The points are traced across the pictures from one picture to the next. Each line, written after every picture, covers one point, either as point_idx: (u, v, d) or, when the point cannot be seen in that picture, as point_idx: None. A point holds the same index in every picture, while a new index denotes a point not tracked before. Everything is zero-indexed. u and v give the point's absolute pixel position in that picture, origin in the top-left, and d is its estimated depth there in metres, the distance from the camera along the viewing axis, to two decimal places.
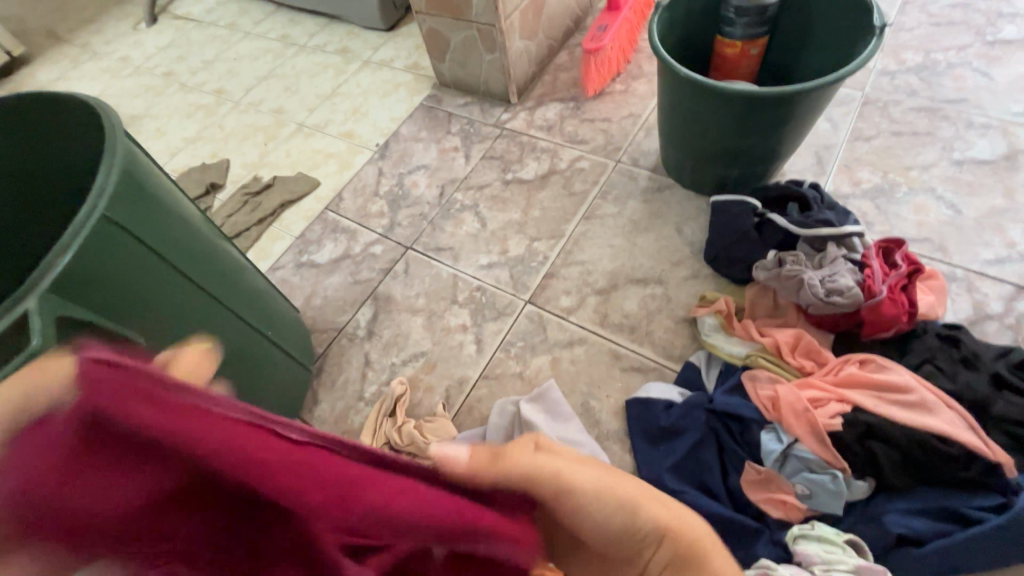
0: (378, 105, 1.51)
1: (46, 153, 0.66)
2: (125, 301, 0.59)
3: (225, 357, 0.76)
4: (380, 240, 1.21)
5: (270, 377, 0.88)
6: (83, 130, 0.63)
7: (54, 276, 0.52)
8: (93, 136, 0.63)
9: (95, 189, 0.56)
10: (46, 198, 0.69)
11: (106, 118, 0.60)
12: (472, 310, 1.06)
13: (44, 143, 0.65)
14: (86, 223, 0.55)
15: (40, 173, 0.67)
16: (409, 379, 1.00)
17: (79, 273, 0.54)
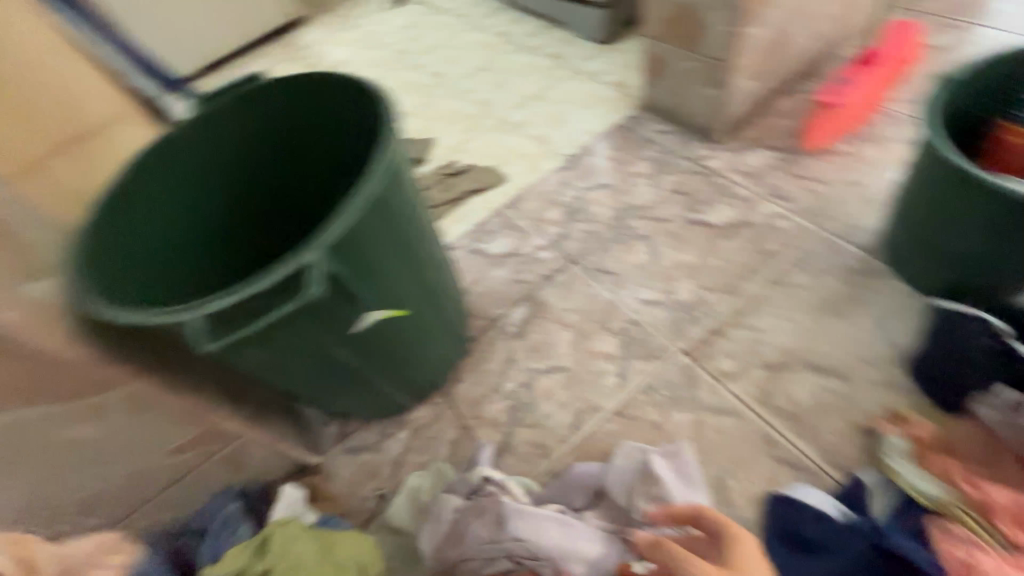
0: (577, 115, 1.55)
1: (325, 119, 0.80)
2: (366, 268, 0.67)
3: (405, 326, 0.84)
4: (549, 247, 1.25)
5: (428, 351, 0.96)
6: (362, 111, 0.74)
7: (333, 239, 0.60)
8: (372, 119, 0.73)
9: (372, 168, 0.64)
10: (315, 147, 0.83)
11: (387, 104, 0.69)
12: (623, 341, 1.05)
13: (324, 112, 0.79)
14: (360, 197, 0.62)
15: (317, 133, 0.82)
16: (545, 389, 1.03)
17: (347, 238, 0.62)
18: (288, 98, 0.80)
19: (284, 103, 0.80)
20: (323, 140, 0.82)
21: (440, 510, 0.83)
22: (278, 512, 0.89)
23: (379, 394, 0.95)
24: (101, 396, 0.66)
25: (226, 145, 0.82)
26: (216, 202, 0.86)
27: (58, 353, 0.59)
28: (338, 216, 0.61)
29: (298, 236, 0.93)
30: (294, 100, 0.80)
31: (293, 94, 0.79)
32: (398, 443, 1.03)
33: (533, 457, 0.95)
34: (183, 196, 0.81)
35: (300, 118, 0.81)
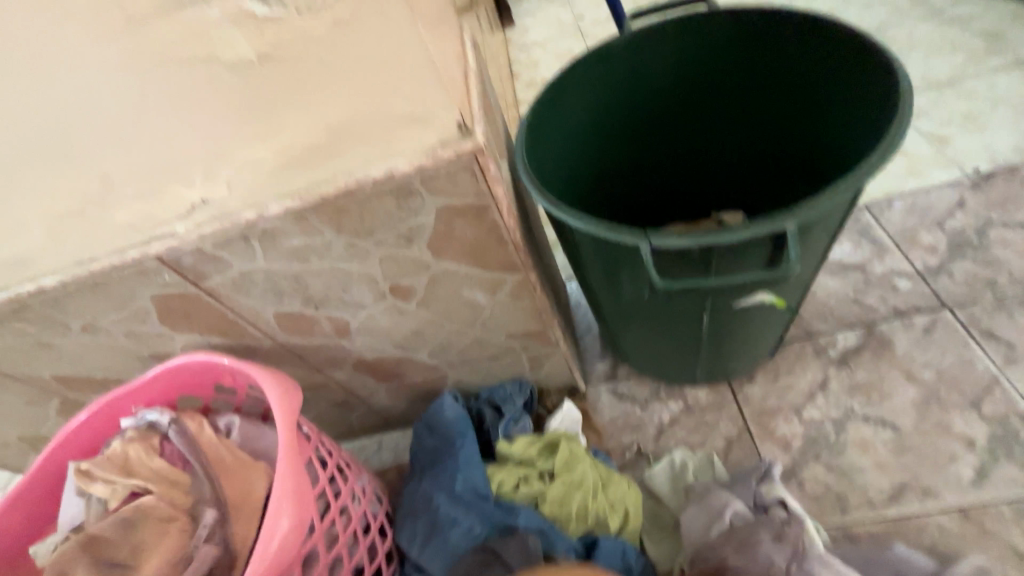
0: (1007, 122, 1.17)
1: (784, 64, 0.73)
2: (806, 248, 0.60)
3: (765, 315, 0.76)
4: (912, 277, 1.01)
5: (755, 346, 0.87)
6: (854, 65, 0.64)
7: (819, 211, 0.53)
8: (868, 77, 0.63)
9: (884, 144, 0.54)
10: (752, 90, 0.78)
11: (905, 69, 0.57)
12: (994, 433, 0.82)
13: (786, 58, 0.72)
14: (863, 175, 0.53)
15: (765, 76, 0.76)
16: (862, 438, 0.87)
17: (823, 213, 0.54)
18: (746, 35, 0.73)
19: (737, 40, 0.74)
20: (769, 85, 0.76)
21: (720, 506, 0.79)
22: (555, 423, 0.96)
23: (684, 364, 0.92)
24: (509, 275, 0.73)
25: (660, 70, 0.78)
26: (623, 131, 0.82)
27: (510, 230, 0.66)
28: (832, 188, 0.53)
29: (669, 179, 0.89)
30: (753, 40, 0.73)
31: (758, 30, 0.72)
32: (667, 411, 1.00)
33: (825, 501, 0.83)
34: (603, 117, 0.79)
35: (749, 57, 0.75)
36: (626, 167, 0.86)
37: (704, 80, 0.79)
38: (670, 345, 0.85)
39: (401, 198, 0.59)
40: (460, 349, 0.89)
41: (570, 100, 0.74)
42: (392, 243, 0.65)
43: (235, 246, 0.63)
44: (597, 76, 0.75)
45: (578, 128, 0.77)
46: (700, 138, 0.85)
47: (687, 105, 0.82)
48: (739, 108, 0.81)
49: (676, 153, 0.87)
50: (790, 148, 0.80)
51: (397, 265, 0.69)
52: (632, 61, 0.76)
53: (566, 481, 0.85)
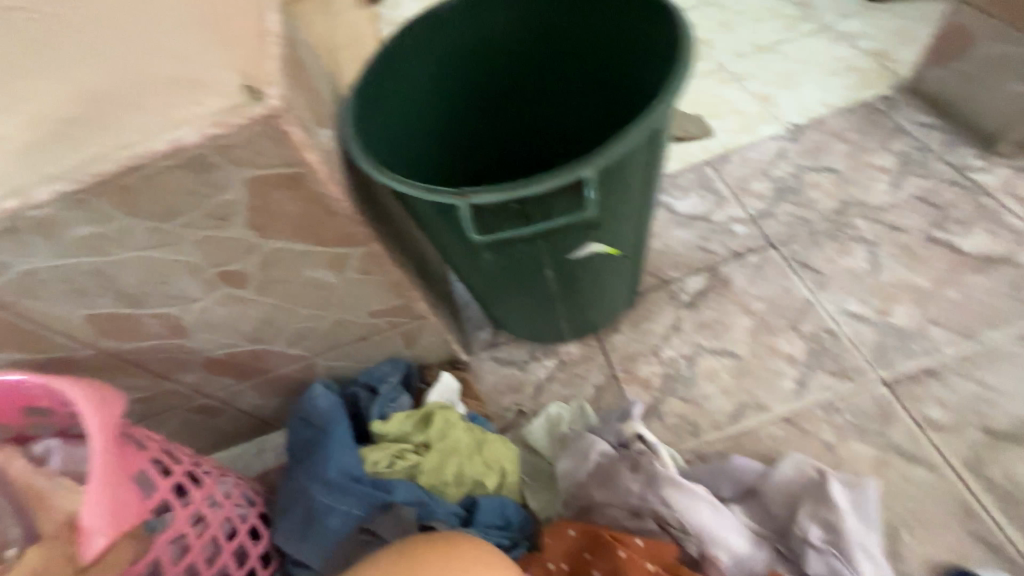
0: (816, 80, 1.32)
1: (596, 30, 0.76)
2: (616, 195, 0.64)
3: (607, 266, 0.81)
4: (745, 222, 1.13)
5: (609, 297, 0.93)
6: (656, 27, 0.67)
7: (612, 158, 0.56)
8: (666, 37, 0.65)
9: (664, 93, 0.58)
10: (575, 57, 0.80)
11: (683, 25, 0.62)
12: (811, 349, 0.95)
13: (597, 24, 0.75)
14: (646, 122, 0.57)
15: (583, 42, 0.78)
16: (709, 368, 0.97)
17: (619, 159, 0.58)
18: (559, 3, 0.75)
19: (552, 7, 0.76)
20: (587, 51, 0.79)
21: (589, 447, 0.83)
22: (433, 396, 0.94)
23: (550, 324, 0.96)
24: (348, 249, 0.71)
25: (493, 38, 0.79)
26: (459, 103, 0.82)
27: (335, 198, 0.63)
28: (624, 134, 0.57)
29: (516, 149, 0.91)
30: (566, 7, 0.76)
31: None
32: (544, 369, 1.04)
33: (680, 429, 0.92)
34: (434, 89, 0.79)
35: (566, 24, 0.77)
36: (476, 134, 0.87)
37: (538, 47, 0.80)
38: (530, 307, 0.89)
39: (198, 173, 0.54)
40: (321, 333, 0.86)
41: (399, 68, 0.73)
42: (205, 224, 0.60)
43: (6, 242, 0.55)
44: (427, 44, 0.75)
45: (409, 99, 0.76)
46: (538, 107, 0.87)
47: (525, 74, 0.83)
48: (566, 75, 0.83)
49: (525, 121, 0.88)
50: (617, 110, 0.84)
51: (219, 249, 0.64)
52: (461, 29, 0.76)
53: (440, 449, 0.85)
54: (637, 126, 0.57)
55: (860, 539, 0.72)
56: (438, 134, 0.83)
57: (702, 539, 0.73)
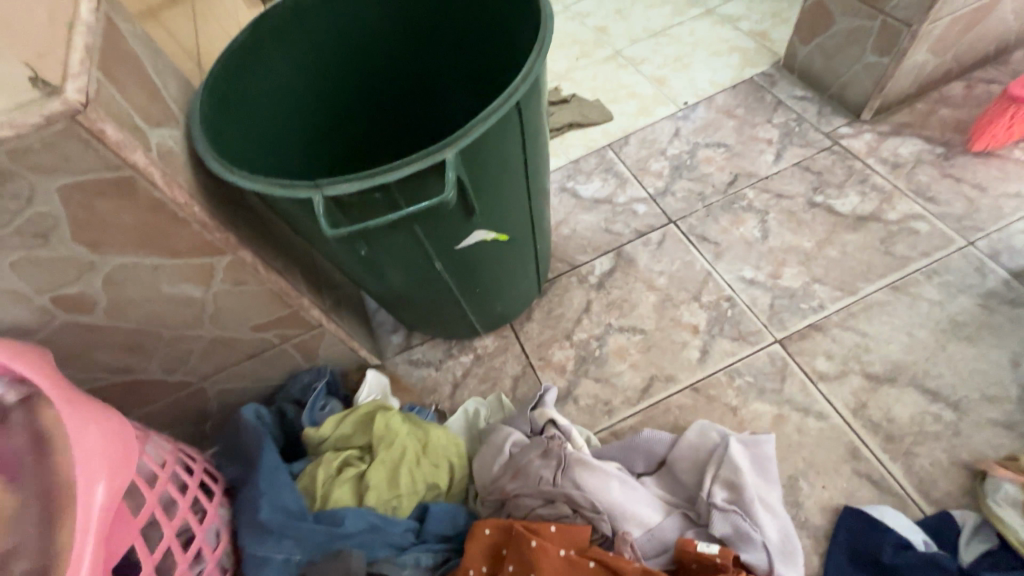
0: (704, 61, 1.38)
1: (466, 14, 0.73)
2: (490, 178, 0.62)
3: (503, 254, 0.80)
4: (646, 201, 1.15)
5: (516, 286, 0.92)
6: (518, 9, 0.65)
7: (471, 139, 0.54)
8: (529, 18, 0.63)
9: (522, 73, 0.57)
10: (449, 41, 0.77)
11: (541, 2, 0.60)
12: (712, 317, 0.98)
13: (465, 7, 0.72)
14: (505, 103, 0.55)
15: (453, 24, 0.75)
16: (620, 346, 0.98)
17: (482, 141, 0.56)
18: None
19: None
20: (460, 34, 0.76)
21: (502, 440, 0.82)
22: (363, 395, 0.88)
23: (460, 317, 0.94)
24: (212, 258, 0.65)
25: (363, 22, 0.75)
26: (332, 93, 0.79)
27: (179, 203, 0.57)
28: (483, 115, 0.55)
29: (404, 138, 0.89)
30: None
31: None
32: (460, 366, 1.02)
33: (595, 410, 0.92)
34: (301, 80, 0.75)
35: (435, 7, 0.74)
36: (358, 120, 0.85)
37: (413, 31, 0.77)
38: (433, 302, 0.86)
39: None
40: (201, 355, 0.78)
41: (258, 55, 0.68)
42: (18, 243, 0.53)
43: None
44: (288, 30, 0.70)
45: (272, 92, 0.72)
46: (420, 94, 0.85)
47: (403, 59, 0.80)
48: (442, 62, 0.80)
49: (410, 108, 0.86)
50: None
51: (46, 270, 0.56)
52: (326, 14, 0.72)
53: (385, 461, 0.75)
54: (496, 104, 0.55)
55: (760, 495, 0.75)
56: (313, 121, 0.80)
57: (613, 517, 0.73)
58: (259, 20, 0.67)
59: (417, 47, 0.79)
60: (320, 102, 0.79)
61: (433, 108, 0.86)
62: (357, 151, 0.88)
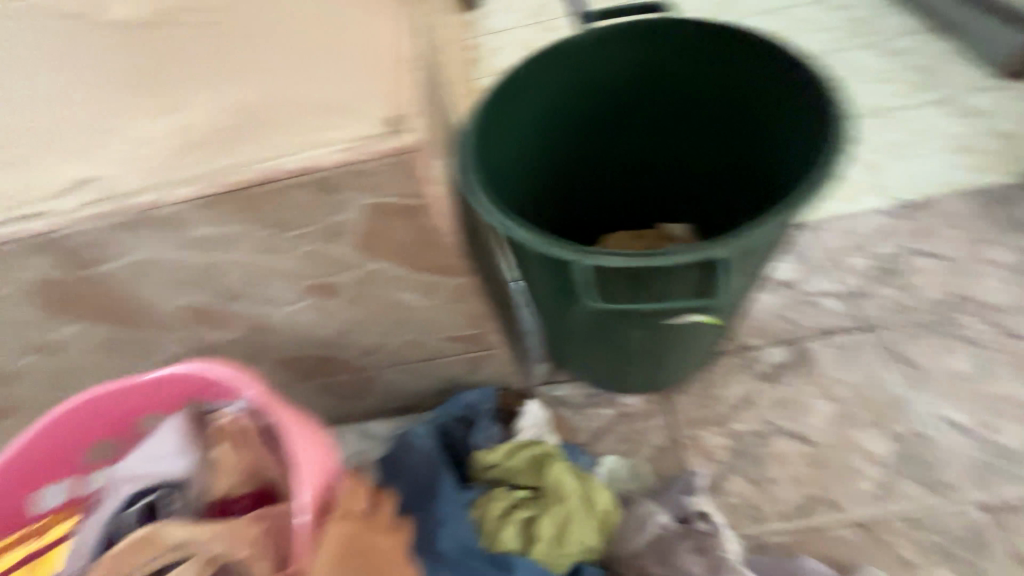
0: (930, 155, 1.23)
1: (721, 80, 0.77)
2: (742, 273, 0.61)
3: (694, 332, 0.79)
4: (839, 297, 1.05)
5: (684, 362, 0.91)
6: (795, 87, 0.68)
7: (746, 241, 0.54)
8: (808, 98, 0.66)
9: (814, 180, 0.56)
10: (690, 102, 0.81)
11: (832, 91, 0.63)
12: (900, 453, 0.89)
13: (722, 76, 0.76)
14: (789, 208, 0.55)
15: (700, 87, 0.79)
16: (779, 449, 0.92)
17: (753, 243, 0.56)
18: (686, 48, 0.76)
19: (678, 51, 0.76)
20: (704, 97, 0.79)
21: (645, 516, 0.80)
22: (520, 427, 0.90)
23: (619, 374, 0.94)
24: (445, 279, 0.70)
25: (615, 74, 0.79)
26: (562, 134, 0.82)
27: (445, 233, 0.62)
28: (763, 219, 0.54)
29: (606, 187, 0.90)
30: (692, 56, 0.76)
31: (700, 44, 0.75)
32: (601, 417, 1.00)
33: (742, 512, 0.87)
34: (542, 119, 0.79)
35: (689, 70, 0.78)
36: (571, 172, 0.87)
37: (646, 95, 0.81)
38: (607, 352, 0.87)
39: (325, 192, 0.54)
40: (390, 349, 0.85)
41: (513, 102, 0.73)
42: (315, 240, 0.60)
43: (134, 233, 0.56)
44: (541, 82, 0.75)
45: (517, 127, 0.76)
46: (637, 147, 0.87)
47: (628, 119, 0.84)
48: (673, 120, 0.83)
49: (624, 158, 0.88)
50: (720, 163, 0.85)
51: (323, 263, 0.64)
52: (576, 70, 0.77)
53: (555, 513, 0.77)
54: (778, 210, 0.55)
55: None
56: (537, 159, 0.82)
57: None
58: (523, 69, 0.72)
59: (654, 101, 0.82)
60: (549, 141, 0.82)
61: (645, 162, 0.89)
62: (561, 192, 0.88)
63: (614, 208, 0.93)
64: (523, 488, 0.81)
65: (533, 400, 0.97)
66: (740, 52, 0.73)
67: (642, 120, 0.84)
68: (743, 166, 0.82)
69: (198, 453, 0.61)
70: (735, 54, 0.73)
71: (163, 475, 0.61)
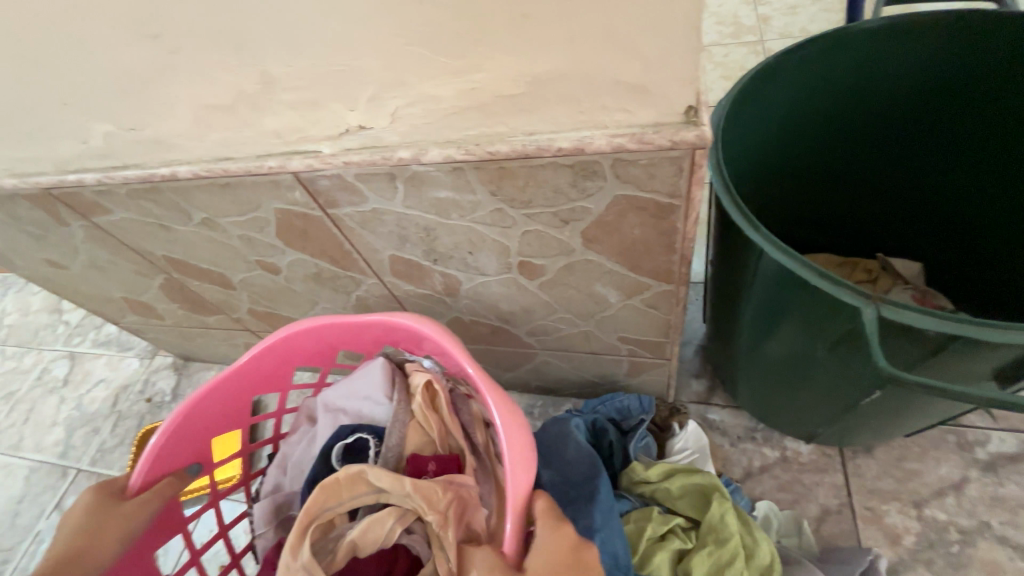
0: None
1: (1020, 99, 0.68)
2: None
3: (922, 404, 0.67)
4: None
5: (887, 433, 0.77)
6: None
7: None
8: None
9: None
10: (965, 115, 0.72)
11: None
12: None
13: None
14: None
15: (987, 100, 0.70)
16: (989, 555, 0.77)
17: None
18: (992, 55, 0.66)
19: (980, 58, 0.67)
20: (987, 114, 0.71)
21: None
22: (679, 443, 0.84)
23: (797, 421, 0.83)
24: (656, 284, 0.64)
25: (891, 72, 0.71)
26: (806, 131, 0.76)
27: (685, 242, 0.56)
28: None
29: (827, 192, 0.84)
30: (996, 65, 0.67)
31: (1012, 55, 0.65)
32: (762, 456, 0.89)
33: None
34: (793, 114, 0.72)
35: (985, 79, 0.69)
36: (792, 178, 0.81)
37: (905, 100, 0.73)
38: (797, 395, 0.77)
39: (581, 177, 0.50)
40: (561, 336, 0.82)
41: (766, 96, 0.67)
42: (546, 222, 0.57)
43: (381, 183, 0.57)
44: (801, 78, 0.68)
45: (769, 119, 0.70)
46: (879, 154, 0.80)
47: (872, 124, 0.77)
48: (935, 132, 0.76)
49: (857, 164, 0.81)
50: (976, 189, 0.77)
51: (541, 244, 0.61)
52: (839, 66, 0.69)
53: (716, 554, 0.70)
54: None
55: None
56: (772, 155, 0.76)
57: None
58: (790, 58, 0.65)
59: (922, 108, 0.74)
60: (789, 137, 0.75)
61: (881, 172, 0.82)
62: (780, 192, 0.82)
63: (827, 217, 0.87)
64: (680, 515, 0.76)
65: (692, 420, 0.89)
66: None
67: (900, 125, 0.76)
68: (1011, 199, 0.74)
69: (403, 408, 0.70)
70: None
71: (372, 417, 0.72)
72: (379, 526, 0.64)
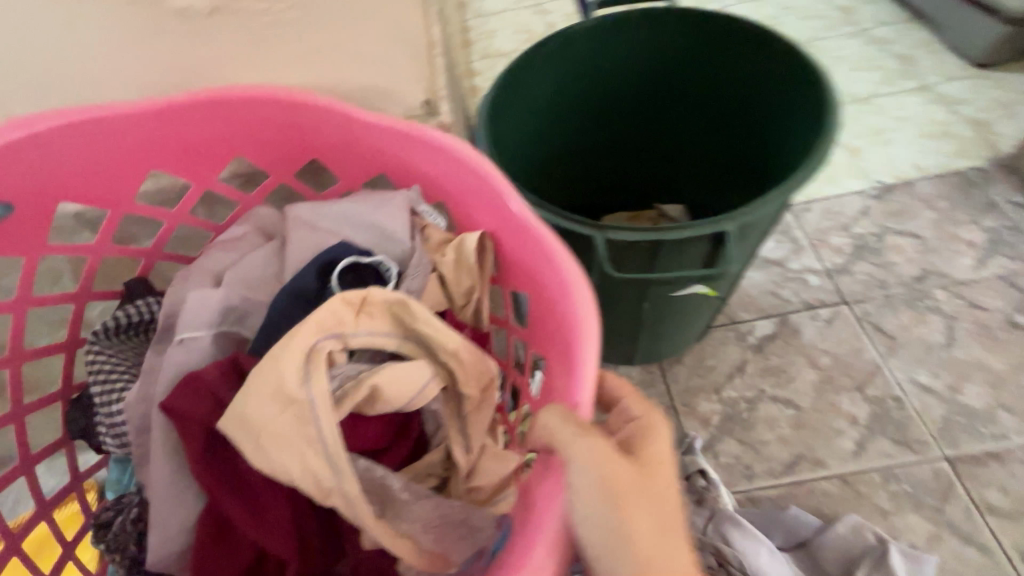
0: (910, 141, 1.30)
1: (704, 67, 0.88)
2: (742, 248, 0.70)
3: (687, 308, 0.86)
4: (820, 273, 1.13)
5: (677, 339, 0.97)
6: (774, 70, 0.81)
7: (749, 216, 0.62)
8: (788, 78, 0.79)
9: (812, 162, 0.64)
10: (675, 84, 0.91)
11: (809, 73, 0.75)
12: (874, 413, 0.98)
13: (708, 62, 0.87)
14: (794, 185, 0.62)
15: (685, 70, 0.89)
16: (768, 412, 1.00)
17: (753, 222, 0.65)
18: (675, 34, 0.85)
19: (668, 38, 0.86)
20: (689, 82, 0.90)
21: None
22: None
23: (617, 350, 1.00)
24: None
25: (612, 56, 0.88)
26: (562, 111, 0.90)
27: None
28: (766, 197, 0.62)
29: (598, 160, 1.01)
30: (680, 42, 0.86)
31: (687, 33, 0.85)
32: None
33: (734, 470, 0.95)
34: (546, 99, 0.86)
35: (678, 53, 0.88)
36: (566, 151, 0.96)
37: (631, 77, 0.91)
38: (608, 328, 0.93)
39: (360, 168, 0.60)
40: None
41: (521, 85, 0.80)
42: None
43: None
44: (547, 66, 0.83)
45: (527, 105, 0.83)
46: (628, 124, 0.97)
47: (614, 100, 0.93)
48: (661, 100, 0.94)
49: (614, 134, 0.98)
50: (700, 142, 0.97)
51: None
52: (570, 55, 0.84)
53: None
54: (779, 190, 0.62)
55: None
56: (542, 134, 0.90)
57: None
58: (527, 57, 0.79)
59: (644, 83, 0.92)
60: (550, 118, 0.90)
61: (633, 138, 0.99)
62: (560, 166, 0.97)
63: (605, 182, 1.03)
64: None
65: None
66: (707, 35, 0.84)
67: (634, 99, 0.94)
68: (723, 143, 0.94)
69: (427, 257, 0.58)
70: (704, 37, 0.85)
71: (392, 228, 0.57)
72: (409, 376, 0.49)
